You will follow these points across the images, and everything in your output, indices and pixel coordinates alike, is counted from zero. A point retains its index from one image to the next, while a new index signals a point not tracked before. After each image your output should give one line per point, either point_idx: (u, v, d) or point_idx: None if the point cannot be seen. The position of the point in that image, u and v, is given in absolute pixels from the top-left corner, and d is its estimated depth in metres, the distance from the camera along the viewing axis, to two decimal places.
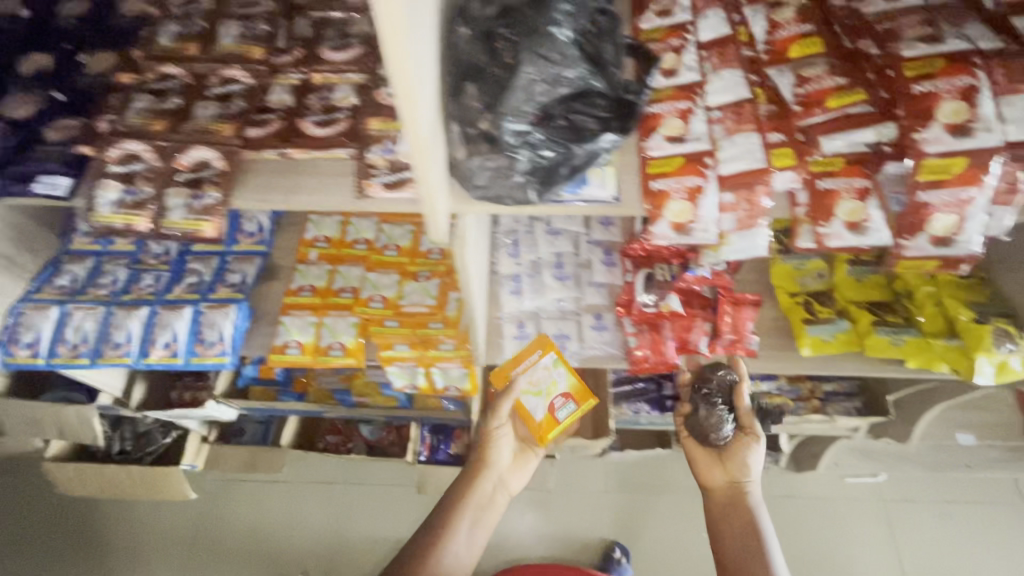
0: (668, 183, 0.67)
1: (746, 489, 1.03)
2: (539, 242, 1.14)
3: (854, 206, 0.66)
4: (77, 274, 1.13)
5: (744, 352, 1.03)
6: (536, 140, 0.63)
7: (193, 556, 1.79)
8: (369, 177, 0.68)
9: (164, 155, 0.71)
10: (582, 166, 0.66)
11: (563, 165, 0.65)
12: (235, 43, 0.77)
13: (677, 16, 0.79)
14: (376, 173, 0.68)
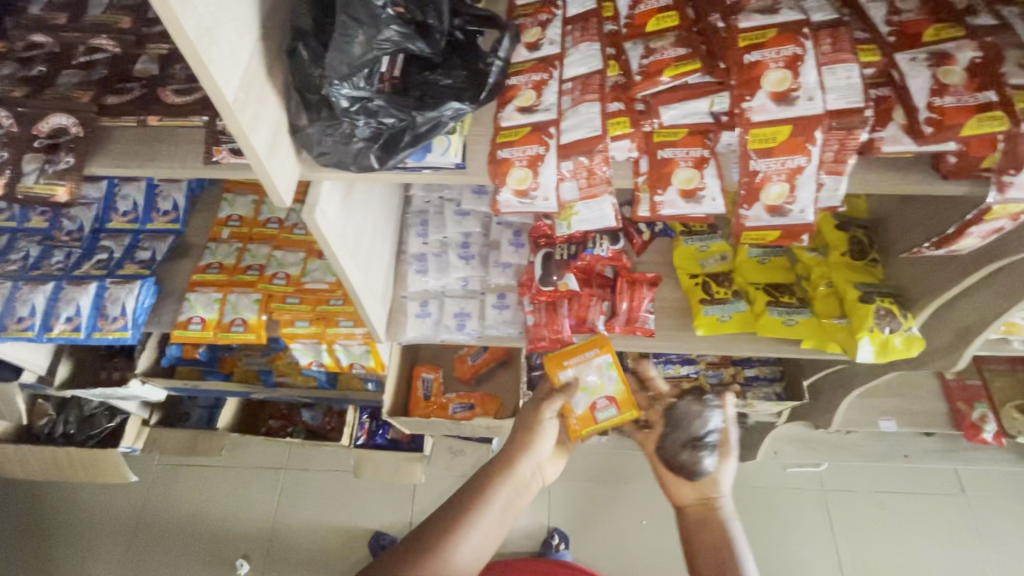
0: (511, 152, 0.68)
1: (717, 505, 0.91)
2: (447, 223, 1.13)
3: (690, 174, 0.67)
4: None
5: (640, 332, 1.03)
6: (372, 107, 0.65)
7: (132, 535, 1.80)
8: (218, 145, 0.68)
9: (22, 122, 0.72)
10: (427, 134, 0.67)
11: (405, 132, 0.66)
12: (104, 14, 0.77)
13: None
14: (225, 141, 0.68)
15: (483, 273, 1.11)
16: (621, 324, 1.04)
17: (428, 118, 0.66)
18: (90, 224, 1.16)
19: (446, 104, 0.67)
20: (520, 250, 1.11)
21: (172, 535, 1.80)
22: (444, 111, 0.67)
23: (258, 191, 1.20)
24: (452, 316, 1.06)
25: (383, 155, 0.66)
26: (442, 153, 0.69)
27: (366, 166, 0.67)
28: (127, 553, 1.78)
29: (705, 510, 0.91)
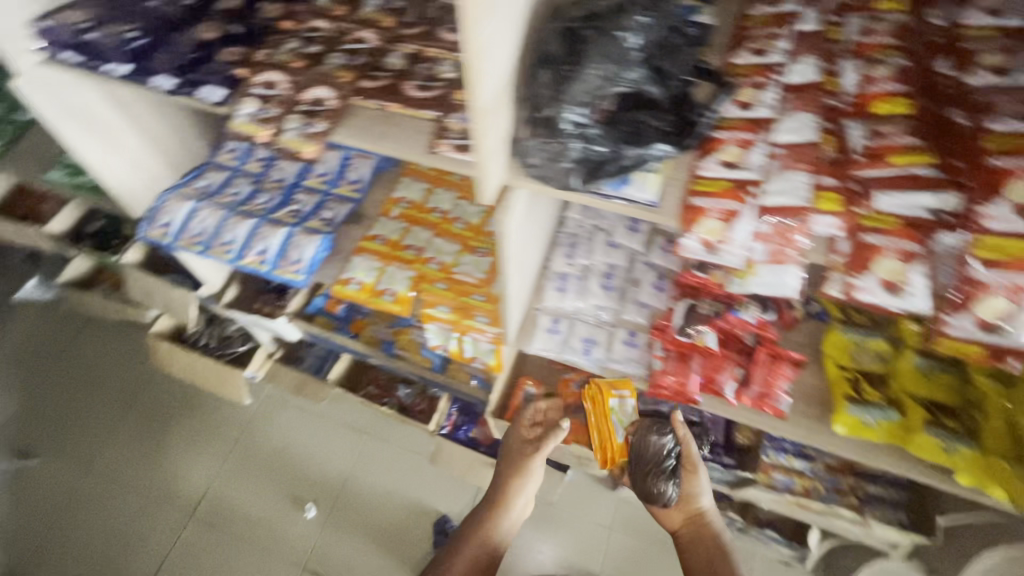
0: (712, 206, 0.69)
1: (704, 519, 1.10)
2: (596, 250, 1.16)
3: (896, 266, 0.65)
4: (212, 179, 1.35)
5: (770, 412, 0.99)
6: (590, 134, 0.69)
7: (231, 446, 2.02)
8: (442, 141, 0.77)
9: (295, 88, 0.87)
10: (630, 168, 0.71)
11: (611, 163, 0.70)
12: (375, 12, 0.91)
13: (770, 56, 0.81)
14: (450, 139, 0.77)
15: (619, 307, 1.12)
16: (742, 393, 1.00)
17: (630, 154, 0.70)
18: (293, 178, 1.37)
19: (653, 144, 0.70)
20: (660, 294, 1.11)
21: (261, 460, 1.99)
22: (650, 150, 0.70)
23: (431, 181, 1.32)
24: (578, 340, 1.11)
25: (584, 178, 0.71)
26: (640, 188, 0.71)
27: (566, 185, 0.72)
28: (222, 461, 2.00)
29: (693, 528, 1.10)
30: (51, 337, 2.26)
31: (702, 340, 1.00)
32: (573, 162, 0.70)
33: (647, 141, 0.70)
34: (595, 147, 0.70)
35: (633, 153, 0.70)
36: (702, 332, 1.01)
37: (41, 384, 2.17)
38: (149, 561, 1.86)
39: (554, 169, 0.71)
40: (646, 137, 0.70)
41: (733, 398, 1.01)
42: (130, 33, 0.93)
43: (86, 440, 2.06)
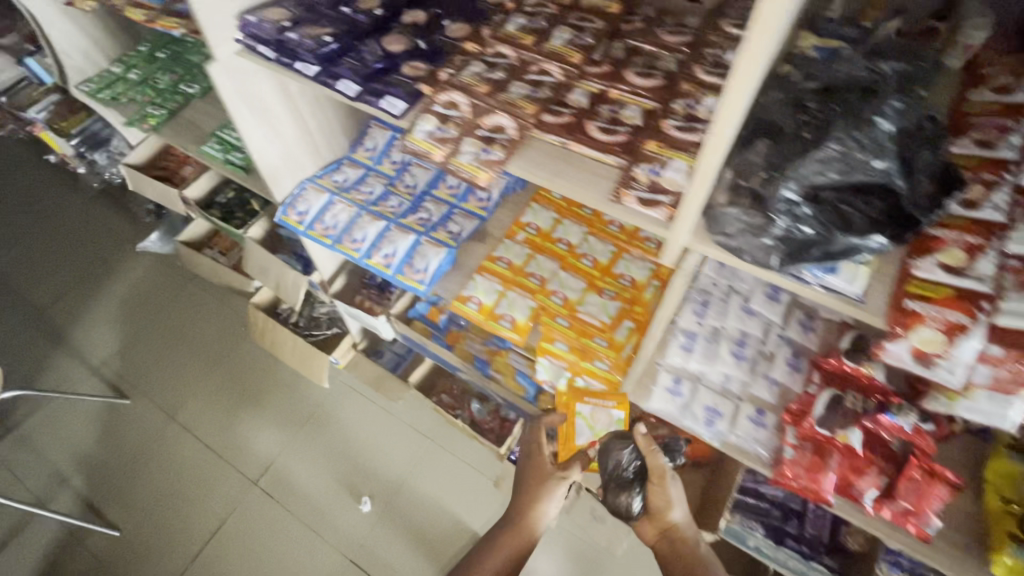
0: (936, 314, 0.63)
1: (676, 531, 0.99)
2: (730, 313, 1.09)
3: None
4: (349, 176, 1.40)
5: (913, 531, 0.90)
6: (801, 214, 0.63)
7: (301, 423, 2.08)
8: (628, 191, 0.74)
9: (475, 112, 0.86)
10: (838, 256, 0.64)
11: (818, 247, 0.64)
12: (562, 45, 0.90)
13: (1000, 150, 0.73)
14: (637, 190, 0.73)
15: (748, 380, 1.05)
16: (880, 503, 0.91)
17: (842, 240, 0.63)
18: (424, 186, 1.38)
19: (869, 234, 0.63)
20: (795, 374, 1.04)
21: (327, 443, 2.04)
22: (865, 241, 0.63)
23: (560, 210, 1.29)
24: (701, 408, 1.04)
25: (784, 258, 0.66)
26: (846, 280, 0.66)
27: (763, 262, 0.68)
28: (290, 436, 2.06)
29: (668, 544, 1.00)
30: (158, 288, 2.42)
31: (845, 438, 0.91)
32: (773, 239, 0.65)
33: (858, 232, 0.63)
34: (801, 228, 0.63)
35: (846, 240, 0.63)
36: (846, 429, 0.91)
37: (144, 329, 2.32)
38: (210, 520, 1.93)
39: (744, 242, 0.67)
40: (861, 223, 0.63)
41: (870, 506, 0.92)
42: (326, 36, 0.97)
43: (173, 390, 2.18)
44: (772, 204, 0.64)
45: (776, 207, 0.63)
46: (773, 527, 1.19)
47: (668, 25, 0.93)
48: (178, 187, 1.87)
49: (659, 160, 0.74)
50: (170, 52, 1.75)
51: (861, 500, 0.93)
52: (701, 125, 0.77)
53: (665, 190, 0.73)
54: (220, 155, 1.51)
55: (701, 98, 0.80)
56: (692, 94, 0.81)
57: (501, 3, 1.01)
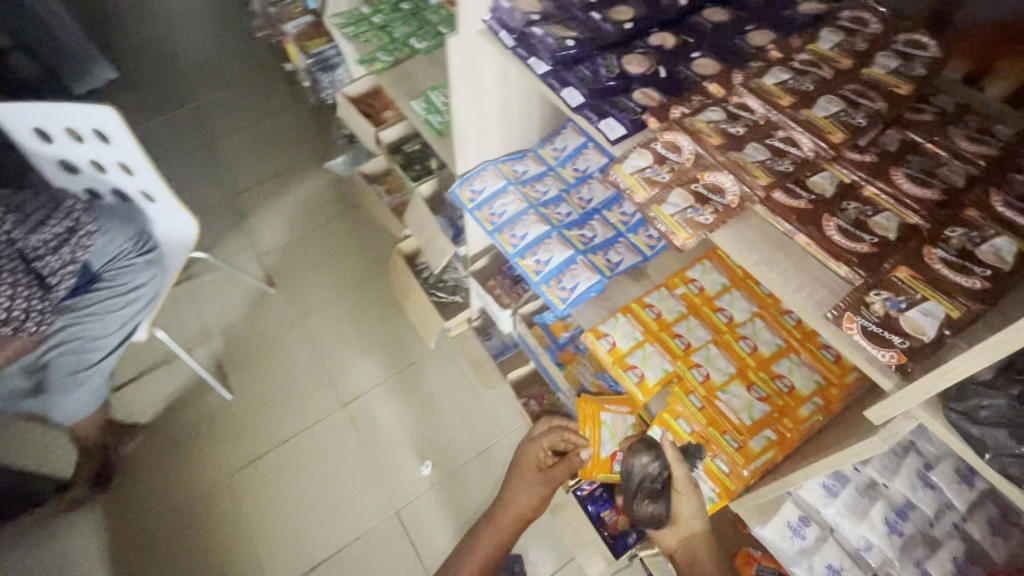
0: None
1: (697, 539, 1.05)
2: (902, 475, 0.90)
3: None
4: (529, 169, 1.39)
5: None
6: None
7: (400, 369, 2.20)
8: (853, 314, 0.62)
9: (697, 163, 0.79)
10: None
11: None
12: (824, 118, 0.78)
13: None
14: (865, 319, 0.61)
15: (893, 558, 0.88)
16: None
17: None
18: (598, 204, 1.32)
19: None
20: None
21: (415, 396, 2.14)
22: None
23: (733, 278, 1.17)
24: (821, 564, 0.92)
25: None
26: None
27: (1009, 475, 0.53)
28: (387, 376, 2.19)
29: (687, 552, 1.06)
30: (329, 204, 2.69)
31: None
32: None
33: None
34: None
35: None
36: None
37: (307, 234, 2.61)
38: (301, 419, 2.13)
39: (993, 436, 0.53)
40: None
41: None
42: (568, 39, 0.94)
43: (312, 296, 2.43)
44: None
45: None
46: None
47: (967, 127, 0.77)
48: (376, 126, 2.03)
49: (907, 294, 0.61)
50: (413, 5, 1.87)
51: None
52: (980, 270, 0.61)
53: (902, 331, 0.60)
54: (423, 113, 1.59)
55: (990, 237, 0.64)
56: (975, 223, 0.66)
57: (764, 49, 0.90)
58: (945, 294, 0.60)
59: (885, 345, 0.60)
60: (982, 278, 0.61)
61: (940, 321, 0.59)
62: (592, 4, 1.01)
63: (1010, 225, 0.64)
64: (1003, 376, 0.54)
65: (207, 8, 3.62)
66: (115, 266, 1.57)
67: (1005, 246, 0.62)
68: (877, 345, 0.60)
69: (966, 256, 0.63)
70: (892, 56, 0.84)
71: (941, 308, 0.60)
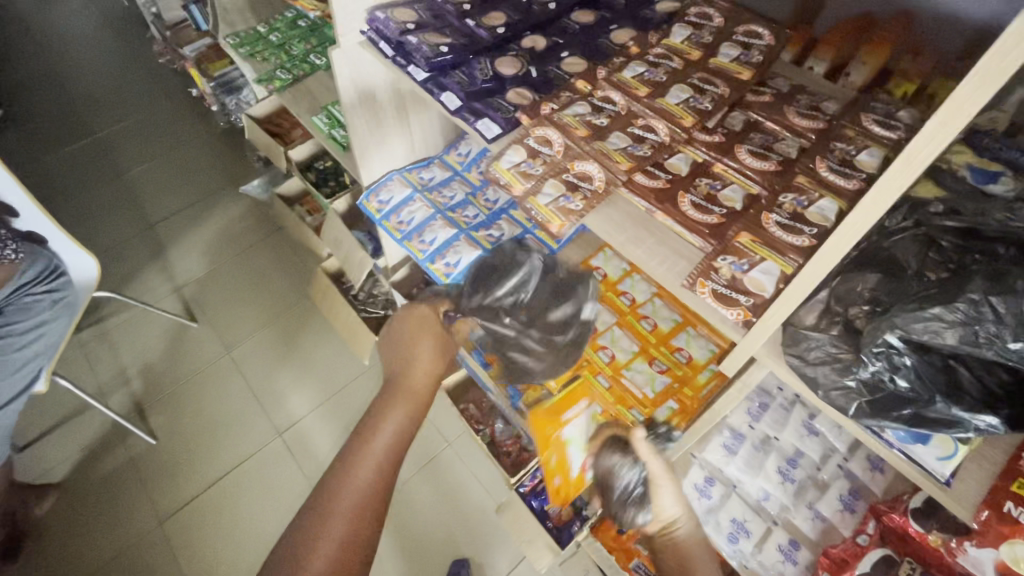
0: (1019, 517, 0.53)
1: None
2: (790, 426, 0.99)
3: None
4: (435, 175, 1.41)
5: None
6: (901, 362, 0.54)
7: (335, 390, 2.15)
8: (705, 279, 0.68)
9: (566, 154, 0.83)
10: (931, 423, 0.55)
11: (909, 405, 0.55)
12: (676, 104, 0.84)
13: None
14: (715, 282, 0.67)
15: (789, 504, 0.94)
16: None
17: (943, 408, 0.54)
18: (503, 204, 1.35)
19: (982, 411, 0.52)
20: (844, 515, 0.92)
21: (354, 415, 2.10)
22: (972, 417, 0.53)
23: (632, 263, 1.23)
24: (727, 520, 0.96)
25: (865, 409, 0.58)
26: (936, 455, 0.56)
27: (836, 405, 0.60)
28: (322, 399, 2.14)
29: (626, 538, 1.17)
30: (247, 231, 2.59)
31: None
32: (857, 381, 0.57)
33: (960, 404, 0.53)
34: (896, 378, 0.54)
35: (948, 409, 0.53)
36: None
37: (229, 264, 2.50)
38: (234, 455, 2.03)
39: (819, 372, 0.60)
40: (975, 393, 0.53)
41: None
42: (443, 46, 0.97)
43: (238, 326, 2.33)
44: (867, 343, 0.55)
45: (871, 346, 0.55)
46: None
47: (800, 105, 0.86)
48: (285, 146, 1.99)
49: (749, 257, 0.67)
50: (311, 22, 1.87)
51: None
52: (807, 230, 0.68)
53: (745, 290, 0.66)
54: (326, 128, 1.57)
55: (814, 199, 0.71)
56: (805, 189, 0.73)
57: (625, 46, 0.97)
58: (778, 251, 0.67)
59: (732, 304, 0.65)
60: (810, 235, 0.68)
61: (776, 277, 0.65)
62: (467, 11, 1.04)
63: (831, 187, 0.73)
64: (828, 319, 0.60)
65: (102, 37, 3.43)
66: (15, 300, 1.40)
67: (827, 206, 0.70)
68: (724, 306, 0.66)
69: (797, 218, 0.70)
70: (734, 45, 0.92)
71: (773, 263, 0.66)
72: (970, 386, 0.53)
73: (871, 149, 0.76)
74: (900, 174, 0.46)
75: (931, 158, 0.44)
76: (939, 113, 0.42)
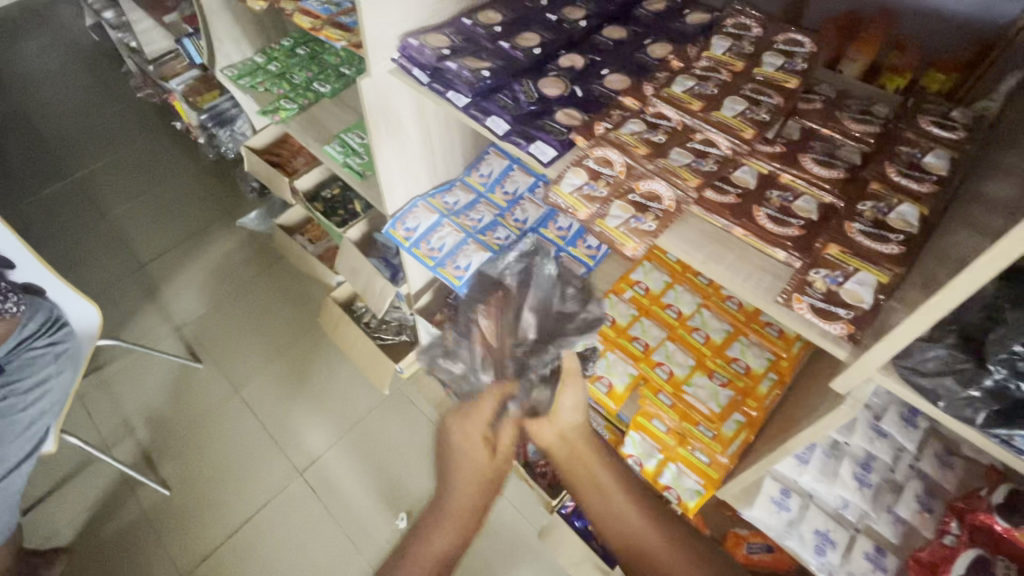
0: None
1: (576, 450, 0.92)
2: (858, 430, 0.97)
3: None
4: (460, 199, 1.38)
5: None
6: None
7: (355, 421, 2.09)
8: (800, 295, 0.67)
9: (630, 173, 0.82)
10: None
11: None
12: (733, 117, 0.84)
13: None
14: (811, 297, 0.66)
15: (868, 510, 0.94)
16: None
17: None
18: (533, 222, 1.33)
19: None
20: (926, 517, 0.91)
21: (376, 446, 2.04)
22: None
23: (674, 274, 1.22)
24: (809, 532, 0.95)
25: (993, 419, 0.56)
26: None
27: (962, 417, 0.57)
28: (341, 432, 2.07)
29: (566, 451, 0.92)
30: (246, 264, 2.52)
31: None
32: (982, 391, 0.56)
33: None
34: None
35: None
36: None
37: (230, 300, 2.42)
38: (253, 500, 1.95)
39: (941, 384, 0.58)
40: None
41: None
42: (484, 70, 0.96)
43: (246, 364, 2.24)
44: (991, 352, 0.56)
45: (995, 355, 0.55)
46: None
47: (852, 110, 0.86)
48: (290, 175, 1.94)
49: (842, 269, 0.67)
50: (309, 49, 1.83)
51: None
52: (895, 237, 0.68)
53: (844, 303, 0.65)
54: (339, 156, 1.54)
55: (895, 204, 0.71)
56: (882, 195, 0.73)
57: (665, 60, 0.97)
58: (872, 262, 0.66)
59: (834, 319, 0.64)
60: (899, 242, 0.68)
61: (874, 289, 0.64)
62: (499, 33, 1.03)
63: (907, 192, 0.73)
64: (940, 329, 0.60)
65: (74, 74, 3.32)
66: (16, 356, 1.32)
67: (910, 211, 0.70)
68: (825, 321, 0.65)
69: (882, 226, 0.69)
70: (776, 54, 0.92)
71: (870, 274, 0.65)
72: None
73: (936, 152, 0.77)
74: None
75: None
76: None
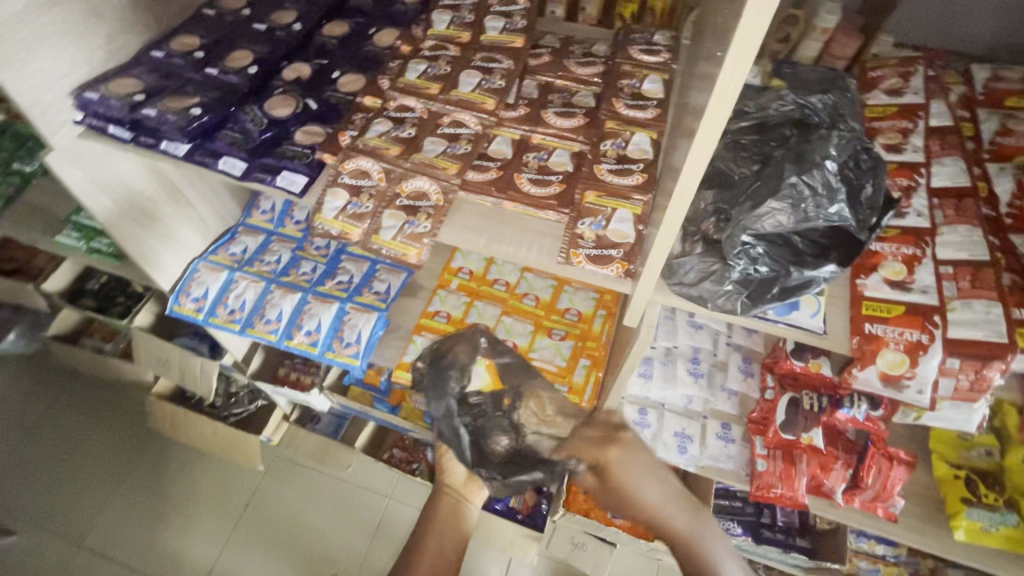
0: (913, 338, 0.66)
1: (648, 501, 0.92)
2: (679, 330, 1.09)
3: None
4: (247, 245, 1.23)
5: (881, 514, 0.96)
6: (756, 253, 0.64)
7: (240, 512, 1.79)
8: (575, 248, 0.69)
9: (390, 178, 0.77)
10: (796, 290, 0.64)
11: (775, 284, 0.64)
12: (472, 91, 0.83)
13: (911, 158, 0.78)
14: (584, 248, 0.69)
15: (709, 396, 1.06)
16: (850, 494, 0.96)
17: (798, 274, 0.63)
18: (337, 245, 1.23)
19: (823, 263, 0.63)
20: (749, 381, 1.05)
21: (277, 524, 1.78)
22: (819, 272, 0.63)
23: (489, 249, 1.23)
24: (671, 435, 1.05)
25: (748, 302, 0.64)
26: (809, 314, 0.67)
27: (727, 310, 0.65)
28: (228, 531, 1.76)
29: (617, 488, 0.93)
30: (27, 395, 1.96)
31: (808, 439, 0.94)
32: (733, 283, 0.64)
33: (814, 265, 0.64)
34: (758, 267, 0.63)
35: (802, 273, 0.63)
36: (809, 430, 0.94)
37: (21, 446, 1.88)
38: None
39: (703, 288, 0.64)
40: (812, 253, 0.64)
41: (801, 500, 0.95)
42: (194, 108, 0.82)
43: (74, 511, 1.78)
44: (728, 250, 0.63)
45: (732, 250, 0.63)
46: (750, 524, 1.24)
47: (576, 56, 0.91)
48: (32, 280, 1.57)
49: (602, 213, 0.70)
50: None
51: (832, 495, 0.97)
52: (636, 168, 0.73)
53: (609, 245, 0.69)
54: (80, 244, 1.27)
55: (629, 136, 0.77)
56: (617, 131, 0.78)
57: (394, 47, 0.92)
58: (623, 197, 0.71)
59: (605, 262, 0.68)
60: (640, 171, 0.73)
61: (632, 221, 0.69)
62: (202, 59, 0.89)
63: (634, 121, 0.78)
64: (689, 241, 0.67)
65: None
66: None
67: (638, 140, 0.76)
68: (598, 266, 0.68)
69: (621, 162, 0.74)
70: (497, 17, 0.92)
71: (623, 210, 0.70)
72: (812, 245, 0.65)
73: (650, 78, 0.83)
74: (719, 109, 0.46)
75: (741, 85, 0.44)
76: (733, 46, 0.42)
